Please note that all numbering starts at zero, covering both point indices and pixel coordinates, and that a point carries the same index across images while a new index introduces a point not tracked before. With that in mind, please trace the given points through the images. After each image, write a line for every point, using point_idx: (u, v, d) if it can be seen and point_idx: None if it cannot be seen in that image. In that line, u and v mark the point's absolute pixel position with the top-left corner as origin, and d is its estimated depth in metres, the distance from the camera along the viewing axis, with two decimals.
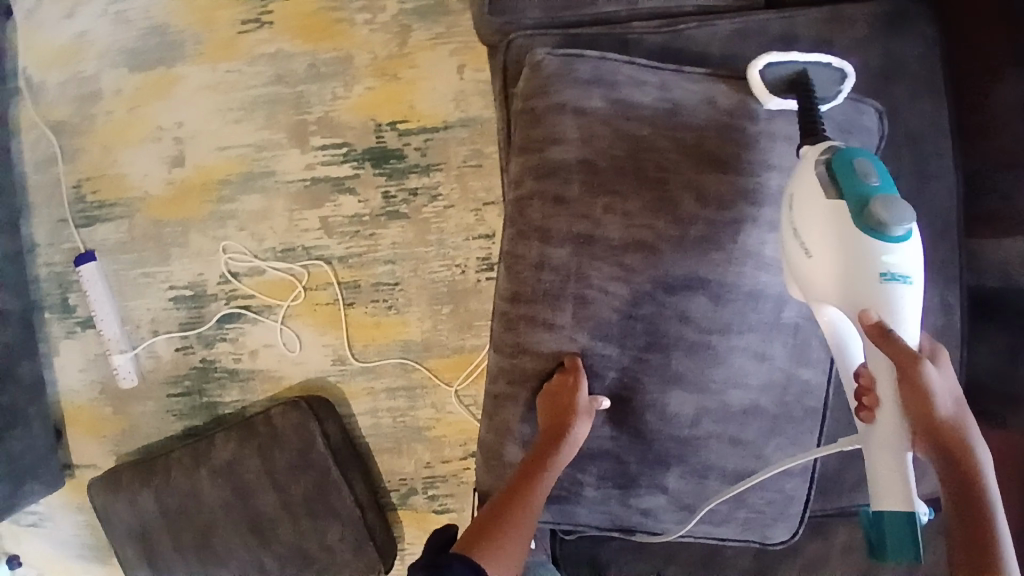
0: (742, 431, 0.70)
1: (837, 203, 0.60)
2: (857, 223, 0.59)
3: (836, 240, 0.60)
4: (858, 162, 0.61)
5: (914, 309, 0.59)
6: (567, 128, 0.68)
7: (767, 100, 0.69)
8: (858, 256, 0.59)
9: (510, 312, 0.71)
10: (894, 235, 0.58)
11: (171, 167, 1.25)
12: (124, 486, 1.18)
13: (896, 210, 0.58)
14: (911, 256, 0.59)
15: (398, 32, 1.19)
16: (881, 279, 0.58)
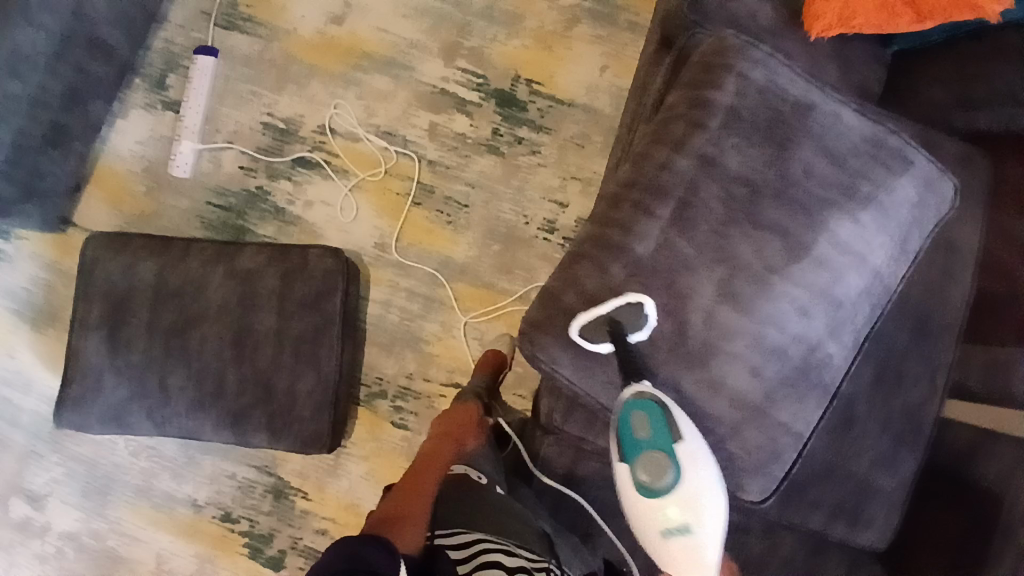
0: (765, 366, 0.81)
1: (622, 471, 0.75)
2: (638, 483, 0.74)
3: (630, 508, 0.75)
4: (634, 418, 0.75)
5: (707, 546, 0.73)
6: (728, 81, 0.84)
7: (595, 347, 0.80)
8: (643, 517, 0.74)
9: (621, 194, 0.84)
10: (666, 492, 0.73)
11: (328, 20, 1.37)
12: (129, 249, 1.21)
13: (655, 469, 0.73)
14: (683, 504, 0.73)
15: (568, 18, 1.38)
16: (662, 533, 0.73)
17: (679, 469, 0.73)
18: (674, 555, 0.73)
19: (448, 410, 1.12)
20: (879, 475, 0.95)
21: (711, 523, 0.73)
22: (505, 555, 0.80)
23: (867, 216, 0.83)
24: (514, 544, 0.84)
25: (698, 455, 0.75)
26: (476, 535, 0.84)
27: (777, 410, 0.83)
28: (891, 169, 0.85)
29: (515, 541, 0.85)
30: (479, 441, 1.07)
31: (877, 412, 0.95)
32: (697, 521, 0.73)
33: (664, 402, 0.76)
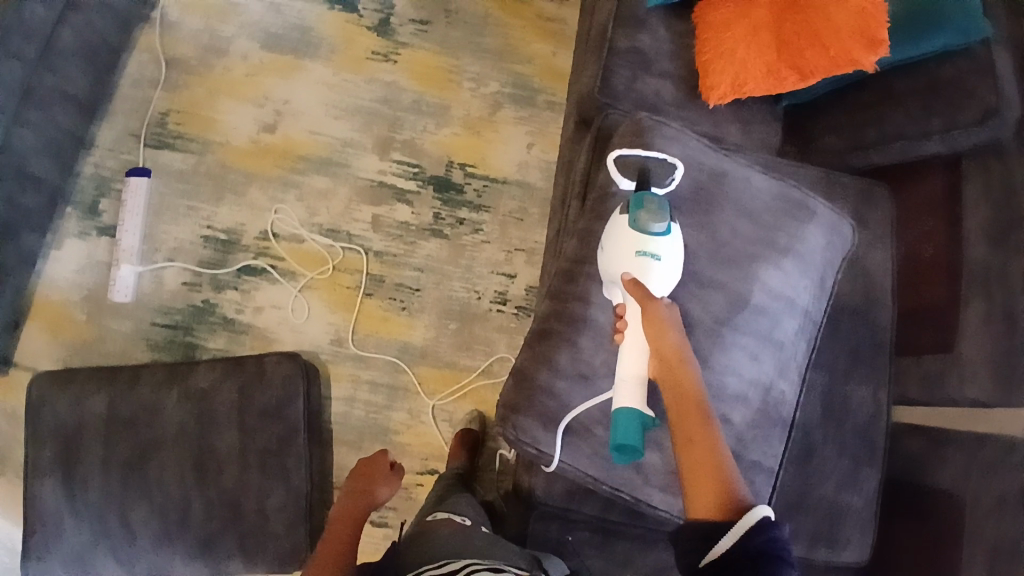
0: (731, 412, 0.86)
1: (623, 217, 0.83)
2: (630, 224, 0.82)
3: (614, 237, 0.83)
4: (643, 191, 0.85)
5: (660, 271, 0.82)
6: (650, 159, 0.93)
7: (620, 180, 0.91)
8: (626, 239, 0.82)
9: (574, 270, 0.89)
10: (650, 232, 0.81)
11: (260, 128, 1.41)
12: (77, 383, 1.16)
13: (657, 207, 0.81)
14: (665, 239, 0.82)
15: (491, 104, 1.48)
16: (637, 252, 0.81)
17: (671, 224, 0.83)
18: (639, 271, 0.81)
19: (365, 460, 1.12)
20: (846, 494, 1.01)
21: (672, 265, 0.83)
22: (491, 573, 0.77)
23: (788, 264, 0.91)
24: (502, 565, 0.83)
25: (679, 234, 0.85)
26: (462, 560, 0.82)
27: (749, 450, 0.87)
28: (800, 217, 0.94)
29: (504, 566, 0.83)
30: (389, 488, 1.07)
31: (833, 435, 1.02)
32: (665, 253, 0.82)
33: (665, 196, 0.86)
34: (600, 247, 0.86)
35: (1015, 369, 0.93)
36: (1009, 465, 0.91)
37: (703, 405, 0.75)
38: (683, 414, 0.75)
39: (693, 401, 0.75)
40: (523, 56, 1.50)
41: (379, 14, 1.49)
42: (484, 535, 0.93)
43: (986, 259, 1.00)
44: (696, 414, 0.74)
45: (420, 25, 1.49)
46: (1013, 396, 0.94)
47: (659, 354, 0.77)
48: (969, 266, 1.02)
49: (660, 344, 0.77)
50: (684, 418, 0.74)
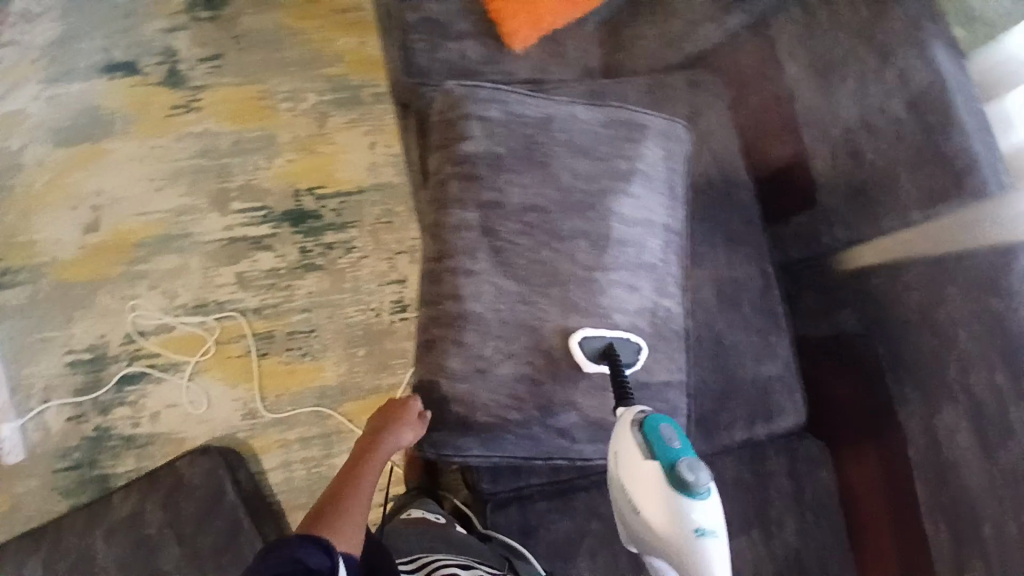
0: (629, 346, 0.85)
1: (655, 472, 0.72)
2: (671, 483, 0.71)
3: (657, 507, 0.72)
4: (662, 425, 0.73)
5: (722, 556, 0.72)
6: (472, 130, 0.89)
7: (587, 364, 0.82)
8: (676, 515, 0.71)
9: (435, 268, 0.85)
10: (697, 494, 0.71)
11: (85, 231, 1.29)
12: (8, 557, 1.07)
13: (698, 474, 0.71)
14: (711, 513, 0.72)
15: (317, 117, 1.40)
16: (690, 528, 0.71)
17: (709, 482, 0.72)
18: (695, 555, 0.71)
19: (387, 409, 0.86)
20: (766, 369, 1.04)
21: (723, 539, 0.73)
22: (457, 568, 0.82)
23: (638, 185, 0.91)
24: (475, 563, 0.86)
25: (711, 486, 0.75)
26: (435, 557, 0.85)
27: (655, 372, 0.88)
28: (634, 136, 0.94)
29: (476, 564, 0.86)
30: None
31: (738, 323, 1.05)
32: (716, 526, 0.72)
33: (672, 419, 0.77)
34: (638, 505, 0.73)
35: (875, 200, 0.97)
36: (900, 287, 0.96)
37: None
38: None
39: None
40: (331, 58, 1.42)
41: (164, 66, 1.37)
42: (457, 532, 0.95)
43: (814, 104, 1.01)
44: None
45: (212, 62, 1.38)
46: (881, 224, 0.97)
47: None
48: (802, 114, 1.02)
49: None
50: None
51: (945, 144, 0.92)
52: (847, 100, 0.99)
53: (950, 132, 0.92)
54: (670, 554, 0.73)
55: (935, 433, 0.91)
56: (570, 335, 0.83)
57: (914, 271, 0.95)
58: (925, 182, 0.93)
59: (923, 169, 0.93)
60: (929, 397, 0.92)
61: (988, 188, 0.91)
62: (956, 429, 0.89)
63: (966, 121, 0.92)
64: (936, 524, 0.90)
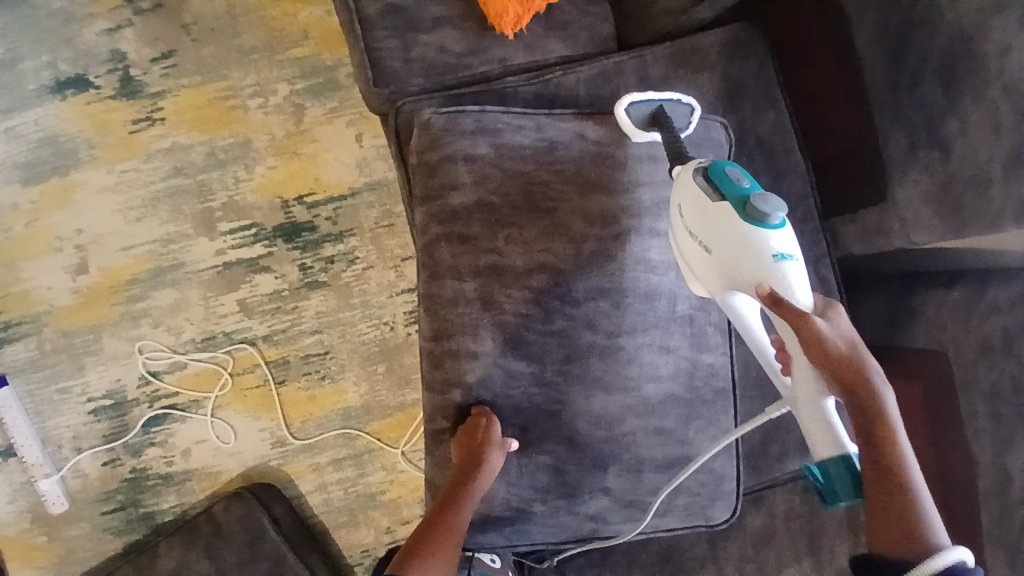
0: (663, 419, 0.75)
1: (726, 207, 0.65)
2: (741, 217, 0.65)
3: (725, 241, 0.65)
4: (729, 169, 0.68)
5: (801, 278, 0.63)
6: (460, 175, 0.73)
7: (635, 133, 0.76)
8: (747, 247, 0.64)
9: (435, 350, 0.74)
10: (768, 225, 0.64)
11: (75, 275, 1.22)
12: None
13: (773, 205, 0.64)
14: (789, 239, 0.64)
15: (292, 111, 1.24)
16: (763, 247, 0.64)
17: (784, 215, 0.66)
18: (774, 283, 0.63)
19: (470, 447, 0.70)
20: None
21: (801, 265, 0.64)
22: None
23: (666, 220, 0.75)
24: None
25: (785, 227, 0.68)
26: None
27: (697, 441, 0.77)
28: (658, 155, 0.77)
29: None
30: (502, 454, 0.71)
31: None
32: (793, 251, 0.64)
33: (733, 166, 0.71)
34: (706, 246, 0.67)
35: (957, 205, 0.78)
36: (983, 304, 0.83)
37: (895, 428, 0.58)
38: (891, 476, 0.57)
39: (887, 447, 0.58)
40: (296, 38, 1.24)
41: (116, 74, 1.23)
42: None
43: (891, 78, 0.81)
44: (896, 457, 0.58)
45: (166, 62, 1.23)
46: (963, 234, 0.79)
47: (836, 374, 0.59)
48: (875, 91, 0.83)
49: (826, 359, 0.59)
50: (879, 477, 0.58)
51: None
52: (931, 76, 0.78)
53: None
54: (744, 283, 0.65)
55: (1009, 472, 0.78)
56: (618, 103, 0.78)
57: (1006, 289, 0.82)
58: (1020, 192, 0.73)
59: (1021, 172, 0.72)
60: (1008, 432, 0.79)
61: None
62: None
63: None
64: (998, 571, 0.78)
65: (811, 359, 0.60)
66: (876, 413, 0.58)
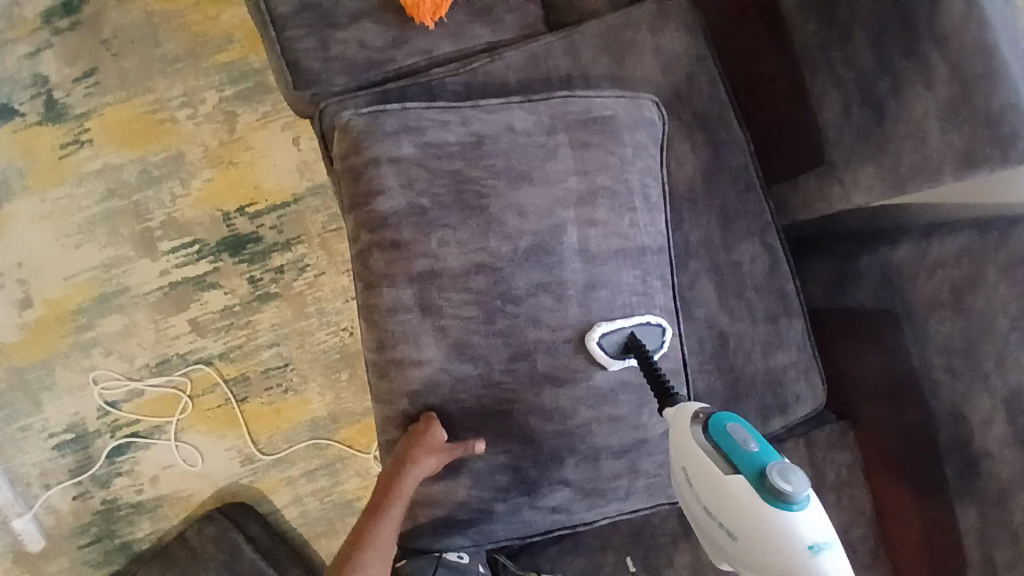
0: (616, 407, 0.74)
1: (742, 485, 0.59)
2: (762, 496, 0.59)
3: (747, 524, 0.59)
4: (732, 427, 0.62)
5: (841, 569, 0.58)
6: (386, 179, 0.70)
7: (610, 363, 0.72)
8: (776, 535, 0.58)
9: (378, 360, 0.72)
10: (795, 508, 0.58)
11: (19, 310, 1.17)
12: None
13: (795, 480, 0.59)
14: (818, 520, 0.59)
15: (224, 119, 1.19)
16: (793, 537, 0.58)
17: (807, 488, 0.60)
18: None
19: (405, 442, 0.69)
20: (777, 357, 0.93)
21: (837, 548, 0.59)
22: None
23: (603, 208, 0.73)
24: None
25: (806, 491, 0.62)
26: None
27: (652, 425, 0.76)
28: (590, 140, 0.74)
29: None
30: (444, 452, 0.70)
31: (739, 313, 0.92)
32: (825, 535, 0.59)
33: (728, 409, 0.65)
34: (731, 534, 0.61)
35: (897, 161, 0.77)
36: (929, 258, 0.84)
37: None
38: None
39: None
40: (220, 41, 1.19)
41: (39, 99, 1.17)
42: None
43: (822, 38, 0.80)
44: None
45: (88, 80, 1.17)
46: (906, 188, 0.78)
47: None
48: (806, 52, 0.82)
49: None
50: None
51: (986, 93, 0.71)
52: (861, 33, 0.76)
53: (994, 79, 0.71)
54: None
55: (968, 423, 0.83)
56: (586, 332, 0.72)
57: (949, 245, 0.82)
58: (961, 141, 0.73)
59: (956, 125, 0.73)
60: (963, 386, 0.83)
61: None
62: (991, 421, 0.81)
63: (1013, 67, 0.72)
64: None
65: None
66: None
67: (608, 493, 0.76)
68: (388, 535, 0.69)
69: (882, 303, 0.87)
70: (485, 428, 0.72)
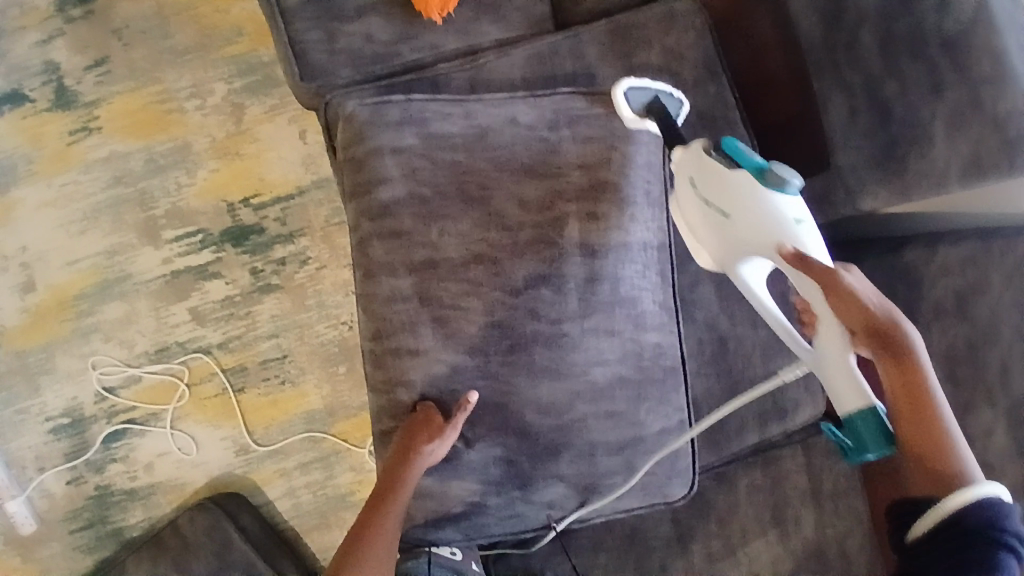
0: (613, 403, 0.74)
1: (744, 173, 0.69)
2: (762, 182, 0.68)
3: (742, 199, 0.68)
4: (740, 146, 0.71)
5: (817, 242, 0.66)
6: (388, 168, 0.71)
7: (630, 116, 0.77)
8: (763, 206, 0.67)
9: (377, 349, 0.72)
10: (787, 191, 0.67)
11: (22, 294, 1.17)
12: None
13: (788, 172, 0.67)
14: (802, 204, 0.68)
15: (231, 111, 1.20)
16: (779, 213, 0.66)
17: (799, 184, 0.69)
18: (794, 243, 0.66)
19: (411, 433, 0.69)
20: (775, 361, 0.92)
21: (815, 230, 0.68)
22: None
23: (605, 202, 0.74)
24: None
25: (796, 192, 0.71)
26: None
27: (649, 422, 0.76)
28: (593, 135, 0.75)
29: None
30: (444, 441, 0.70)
31: (739, 316, 0.91)
32: (807, 218, 0.68)
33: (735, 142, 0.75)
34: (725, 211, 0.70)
35: (902, 167, 0.78)
36: (931, 265, 0.83)
37: (937, 404, 0.61)
38: (924, 441, 0.61)
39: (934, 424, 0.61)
40: (229, 34, 1.20)
41: (49, 85, 1.18)
42: None
43: (827, 42, 0.81)
44: (933, 429, 0.61)
45: (99, 68, 1.19)
46: (910, 196, 0.79)
47: (868, 328, 0.61)
48: (812, 54, 0.82)
49: (864, 315, 0.61)
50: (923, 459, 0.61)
51: (996, 98, 0.72)
52: (868, 35, 0.77)
53: (1004, 84, 0.71)
54: (761, 250, 0.67)
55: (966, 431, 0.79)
56: (615, 84, 0.77)
57: (954, 251, 0.81)
58: (967, 146, 0.73)
59: (963, 130, 0.73)
60: (965, 397, 0.78)
61: None
62: (993, 432, 0.77)
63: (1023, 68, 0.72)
64: None
65: (847, 315, 0.61)
66: (907, 359, 0.61)
67: (605, 491, 0.75)
68: (393, 524, 0.69)
69: None
70: (481, 422, 0.71)
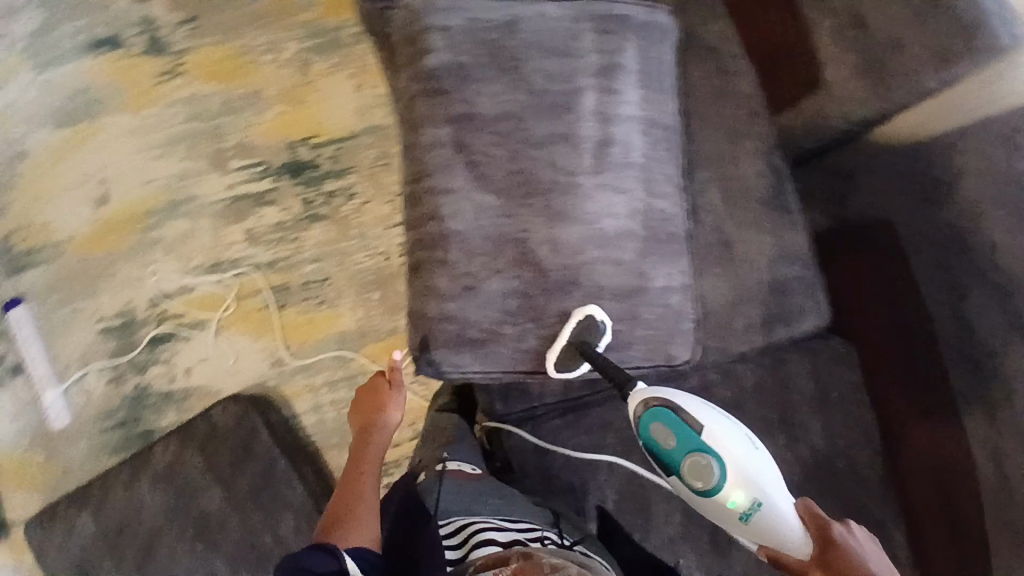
0: (621, 252, 0.84)
1: (677, 484, 0.79)
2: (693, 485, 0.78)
3: (709, 512, 0.80)
4: (657, 432, 0.78)
5: (773, 528, 0.76)
6: (434, 41, 0.84)
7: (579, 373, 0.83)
8: (715, 510, 0.78)
9: (415, 190, 0.84)
10: (717, 488, 0.76)
11: (95, 206, 1.34)
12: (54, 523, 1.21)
13: (706, 475, 0.76)
14: (740, 490, 0.75)
15: (300, 66, 1.39)
16: (728, 513, 0.77)
17: (724, 462, 0.75)
18: (757, 531, 0.77)
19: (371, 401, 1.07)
20: (782, 267, 0.99)
21: (771, 508, 0.75)
22: (497, 531, 0.80)
23: (619, 81, 0.86)
24: (503, 522, 0.83)
25: (734, 433, 0.76)
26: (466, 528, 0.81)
27: (654, 274, 0.86)
28: (610, 29, 0.87)
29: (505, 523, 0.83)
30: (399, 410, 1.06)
31: (743, 219, 1.00)
32: (752, 499, 0.76)
33: (654, 398, 0.78)
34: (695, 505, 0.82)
35: (882, 68, 0.89)
36: (920, 164, 0.91)
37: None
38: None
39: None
40: (306, 4, 1.41)
41: (143, 35, 1.39)
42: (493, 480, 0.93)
43: None
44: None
45: (188, 25, 1.40)
46: (894, 98, 0.90)
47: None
48: None
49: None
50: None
51: None
52: None
53: None
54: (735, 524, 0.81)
55: (965, 316, 0.86)
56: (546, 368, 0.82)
57: (934, 143, 0.90)
58: (933, 44, 0.85)
59: (930, 27, 0.84)
60: (957, 281, 0.87)
61: (1001, 42, 0.82)
62: (986, 311, 0.84)
63: None
64: (969, 412, 0.86)
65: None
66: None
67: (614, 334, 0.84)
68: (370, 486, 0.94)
69: (874, 213, 0.96)
70: (502, 256, 0.81)
